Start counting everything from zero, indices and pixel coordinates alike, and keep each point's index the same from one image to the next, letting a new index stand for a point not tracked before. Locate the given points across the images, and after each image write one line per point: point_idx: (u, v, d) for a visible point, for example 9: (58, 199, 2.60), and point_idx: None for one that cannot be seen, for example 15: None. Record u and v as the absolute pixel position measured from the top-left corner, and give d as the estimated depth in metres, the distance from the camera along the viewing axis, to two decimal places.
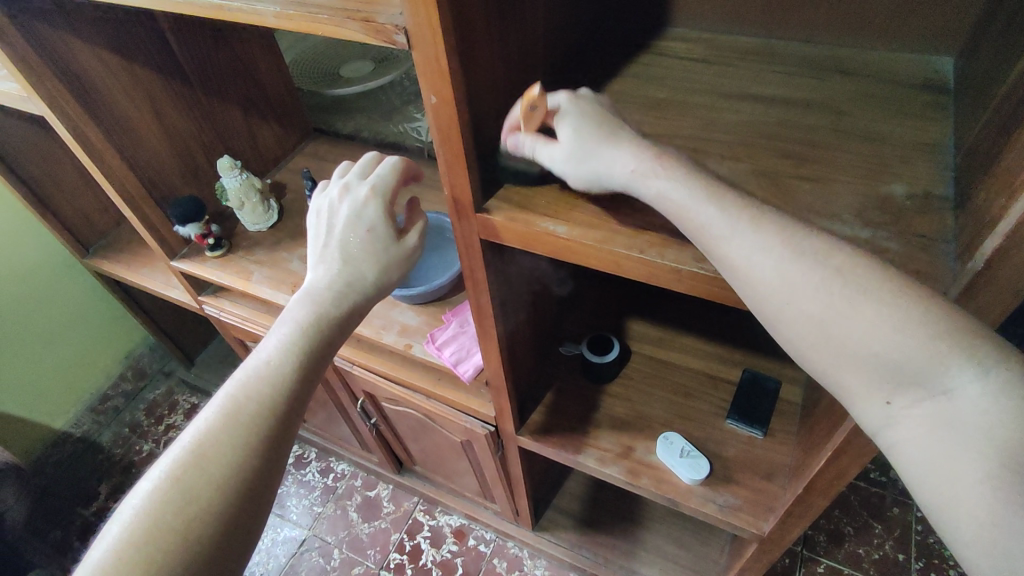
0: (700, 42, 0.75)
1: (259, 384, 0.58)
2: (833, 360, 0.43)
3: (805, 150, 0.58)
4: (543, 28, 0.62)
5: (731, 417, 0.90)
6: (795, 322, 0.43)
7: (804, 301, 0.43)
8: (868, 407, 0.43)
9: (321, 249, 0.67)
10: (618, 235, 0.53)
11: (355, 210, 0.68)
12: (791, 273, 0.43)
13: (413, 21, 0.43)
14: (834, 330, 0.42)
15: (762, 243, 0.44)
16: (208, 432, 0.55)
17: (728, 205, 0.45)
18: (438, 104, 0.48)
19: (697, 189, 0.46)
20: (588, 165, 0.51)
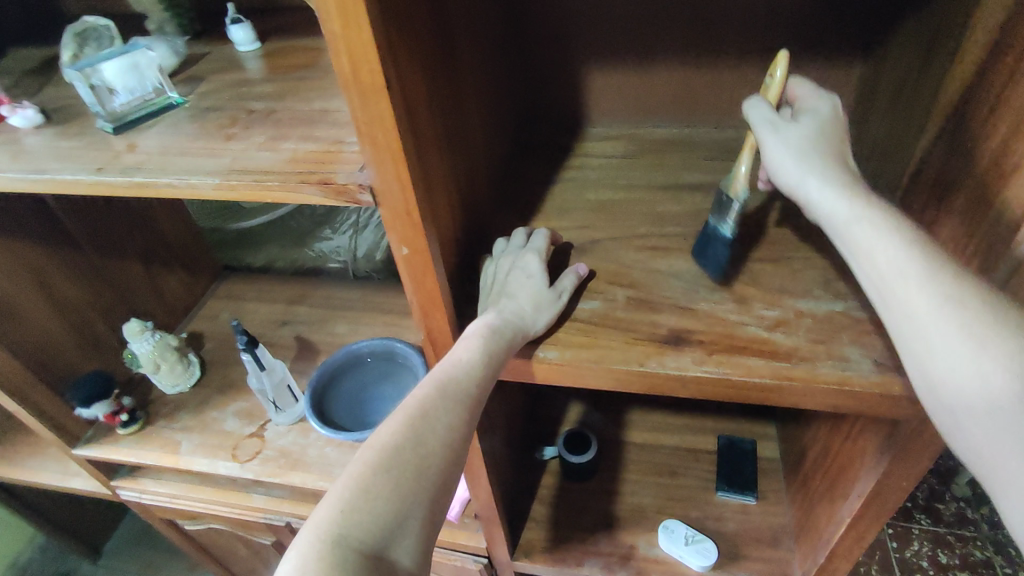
0: (619, 138, 0.79)
1: (460, 378, 0.49)
2: (970, 415, 0.38)
3: (755, 231, 0.61)
4: (482, 152, 0.62)
5: (720, 488, 0.89)
6: (941, 365, 0.39)
7: (959, 345, 0.38)
8: (1010, 480, 0.38)
9: (488, 301, 0.53)
10: (612, 350, 0.51)
11: (523, 258, 0.56)
12: (977, 330, 0.38)
13: (380, 180, 0.41)
14: (979, 375, 0.37)
15: (919, 275, 0.40)
16: (423, 412, 0.48)
17: (899, 243, 0.41)
18: (411, 254, 0.45)
19: (859, 218, 0.42)
20: (808, 161, 0.45)
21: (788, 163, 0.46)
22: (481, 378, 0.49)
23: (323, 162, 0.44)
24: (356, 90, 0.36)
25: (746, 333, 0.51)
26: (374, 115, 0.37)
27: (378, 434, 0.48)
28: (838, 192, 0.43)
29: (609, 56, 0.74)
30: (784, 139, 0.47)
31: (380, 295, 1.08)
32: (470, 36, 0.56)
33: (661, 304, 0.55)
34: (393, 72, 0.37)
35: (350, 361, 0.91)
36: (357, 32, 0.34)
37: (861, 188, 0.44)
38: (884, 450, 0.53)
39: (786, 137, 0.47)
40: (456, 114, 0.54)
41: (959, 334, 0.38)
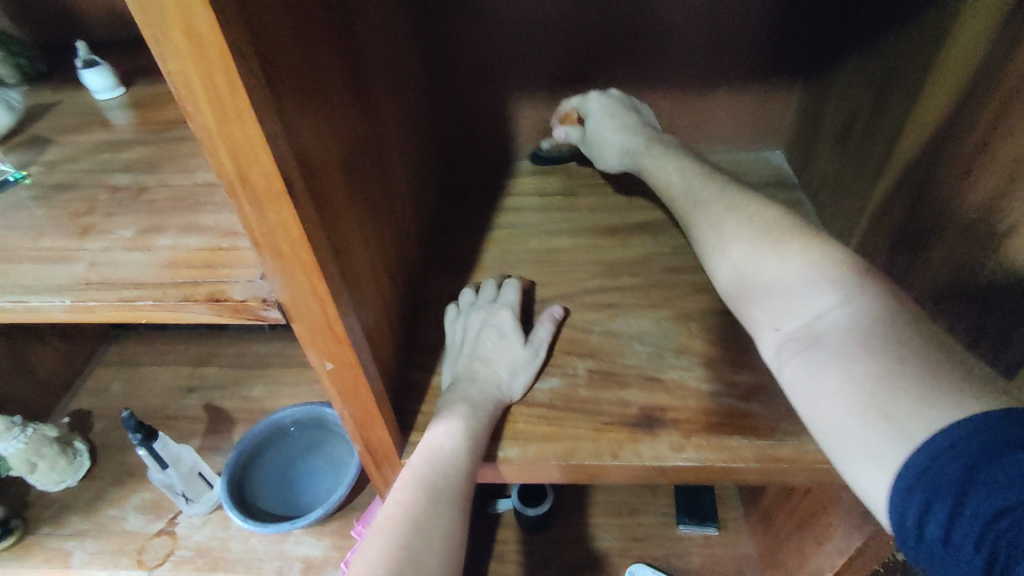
0: (556, 173, 0.72)
1: (444, 478, 0.41)
2: (754, 297, 0.39)
3: (713, 278, 0.57)
4: (410, 210, 0.54)
5: (681, 522, 0.86)
6: (737, 265, 0.40)
7: (712, 240, 0.43)
8: (770, 344, 0.38)
9: (459, 366, 0.49)
10: (580, 442, 0.45)
11: (496, 313, 0.51)
12: (725, 223, 0.42)
13: (291, 294, 0.32)
14: (734, 268, 0.41)
15: (704, 201, 0.45)
16: (413, 522, 0.39)
17: (683, 168, 0.49)
18: (337, 368, 0.37)
19: (654, 174, 0.51)
20: (616, 135, 0.56)
21: (603, 159, 0.58)
22: (468, 464, 0.42)
23: (210, 268, 0.35)
24: (248, 197, 0.28)
25: (722, 406, 0.46)
26: (276, 223, 0.29)
27: (361, 565, 0.37)
28: (634, 157, 0.54)
29: (538, 88, 0.68)
30: (587, 139, 0.59)
31: (302, 347, 0.96)
32: (387, 85, 0.48)
33: (627, 376, 0.49)
34: (295, 168, 0.29)
35: (272, 435, 0.79)
36: (240, 123, 0.25)
37: (654, 138, 0.53)
38: (867, 509, 0.50)
39: (586, 138, 0.60)
40: (378, 180, 0.45)
41: (738, 238, 0.41)
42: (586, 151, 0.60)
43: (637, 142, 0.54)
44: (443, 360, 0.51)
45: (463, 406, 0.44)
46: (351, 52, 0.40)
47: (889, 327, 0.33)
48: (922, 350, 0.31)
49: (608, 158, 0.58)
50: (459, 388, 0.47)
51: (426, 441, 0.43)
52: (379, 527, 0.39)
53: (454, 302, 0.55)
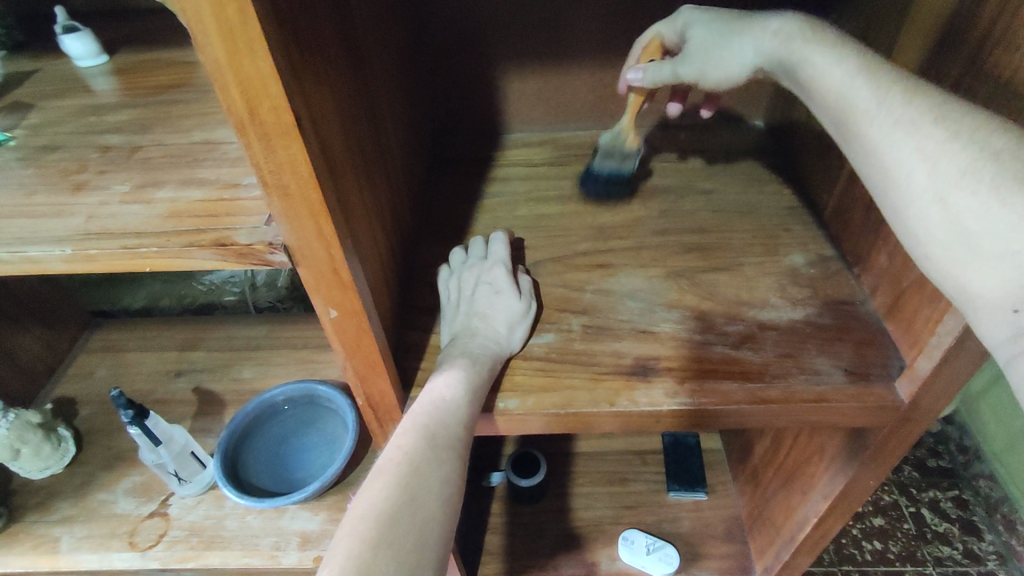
0: (543, 144, 0.73)
1: (443, 424, 0.42)
2: (976, 268, 0.33)
3: (700, 238, 0.59)
4: (402, 175, 0.55)
5: (671, 488, 0.88)
6: (958, 216, 0.34)
7: (916, 181, 0.35)
8: (1000, 322, 0.33)
9: (456, 325, 0.49)
10: (577, 391, 0.46)
11: (488, 271, 0.52)
12: (939, 158, 0.34)
13: (297, 237, 0.32)
14: (944, 224, 0.34)
15: (906, 118, 0.36)
16: (412, 465, 0.40)
17: (856, 59, 0.38)
18: (341, 317, 0.37)
19: (812, 66, 0.40)
20: (744, 31, 0.45)
21: (722, 62, 0.47)
22: (467, 411, 0.43)
23: (211, 217, 0.35)
24: (257, 133, 0.28)
25: (712, 354, 0.48)
26: (285, 161, 0.29)
27: (361, 504, 0.38)
28: (785, 42, 0.42)
29: (523, 57, 0.69)
30: (685, 58, 0.48)
31: (289, 329, 0.96)
32: (376, 44, 0.48)
33: (620, 330, 0.50)
34: (301, 106, 0.29)
35: (264, 413, 0.79)
36: (250, 56, 0.26)
37: (806, 18, 0.42)
38: (851, 453, 0.52)
39: (683, 57, 0.49)
40: (373, 139, 0.46)
41: (963, 181, 0.33)
42: (683, 72, 0.48)
43: (790, 23, 0.42)
44: (440, 320, 0.52)
45: (464, 360, 0.45)
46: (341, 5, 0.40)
47: None
48: None
49: (727, 59, 0.46)
50: (458, 344, 0.47)
51: (426, 393, 0.44)
52: (380, 470, 0.40)
53: (447, 263, 0.55)
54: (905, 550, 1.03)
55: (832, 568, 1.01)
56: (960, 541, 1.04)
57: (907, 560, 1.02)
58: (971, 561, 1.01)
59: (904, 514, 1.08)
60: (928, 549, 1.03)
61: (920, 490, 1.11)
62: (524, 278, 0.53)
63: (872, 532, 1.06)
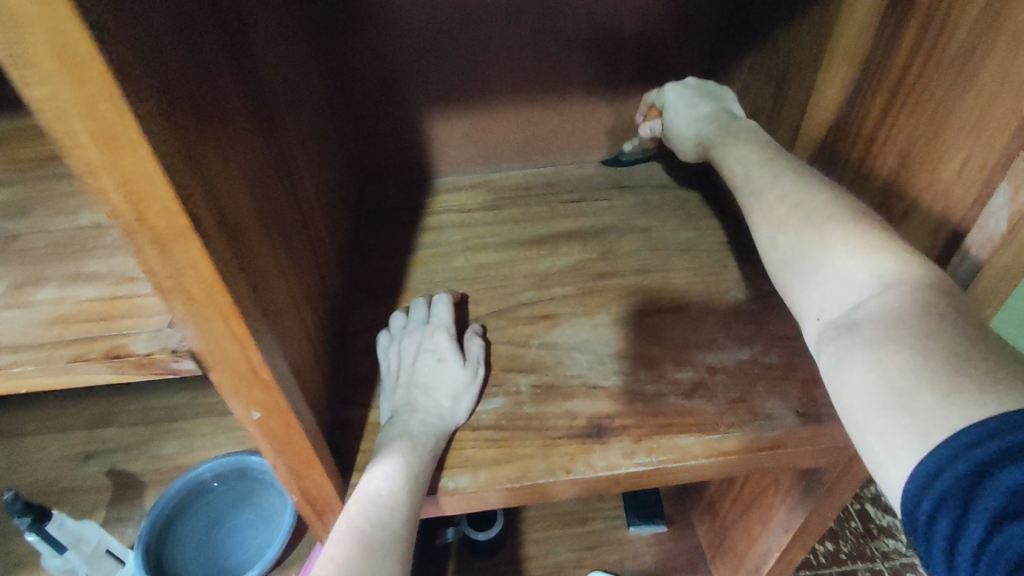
0: (475, 187, 0.71)
1: (381, 523, 0.38)
2: (796, 289, 0.39)
3: (642, 279, 0.58)
4: (328, 236, 0.51)
5: (632, 523, 0.87)
6: (787, 248, 0.40)
7: (762, 226, 0.42)
8: (810, 333, 0.39)
9: (397, 399, 0.46)
10: (532, 460, 0.44)
11: (430, 336, 0.49)
12: (776, 205, 0.42)
13: (204, 341, 0.28)
14: (778, 258, 0.41)
15: (761, 181, 0.43)
16: (347, 573, 0.36)
17: (746, 146, 0.46)
18: (265, 418, 0.33)
19: (721, 152, 0.48)
20: (688, 122, 0.54)
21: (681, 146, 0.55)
22: (409, 502, 0.39)
23: (106, 321, 0.31)
24: (147, 236, 0.24)
25: (666, 406, 0.47)
26: (184, 264, 0.25)
27: None
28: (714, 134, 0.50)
29: (449, 100, 0.67)
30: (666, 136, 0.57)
31: (215, 394, 0.88)
32: (290, 103, 0.45)
33: (571, 387, 0.48)
34: (200, 198, 0.25)
35: (192, 493, 0.72)
36: (129, 153, 0.22)
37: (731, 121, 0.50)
38: (806, 488, 0.52)
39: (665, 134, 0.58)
40: (292, 207, 0.42)
41: (787, 223, 0.40)
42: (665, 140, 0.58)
43: (716, 123, 0.51)
44: (379, 393, 0.49)
45: (405, 440, 0.42)
46: (247, 70, 0.37)
47: (933, 321, 0.33)
48: (964, 348, 0.31)
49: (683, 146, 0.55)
50: (399, 421, 0.44)
51: (363, 484, 0.40)
52: None
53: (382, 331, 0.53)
54: (856, 550, 1.06)
55: (791, 573, 1.03)
56: (902, 533, 1.08)
57: (858, 558, 1.05)
58: (914, 551, 1.06)
59: (850, 513, 1.11)
60: (875, 545, 1.07)
61: (863, 487, 1.15)
62: (469, 342, 0.51)
63: (825, 534, 1.08)
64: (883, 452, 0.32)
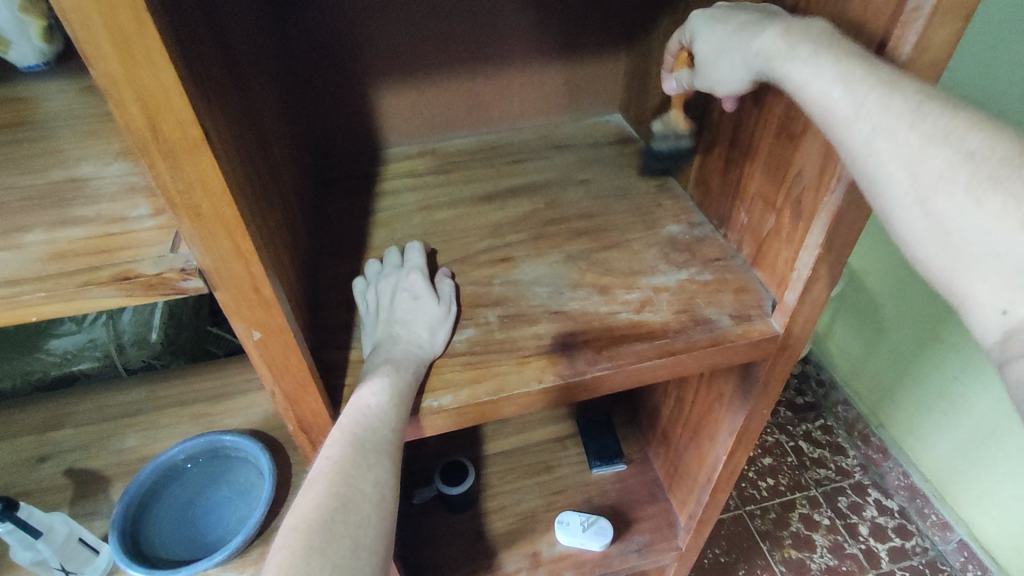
0: (423, 156, 0.75)
1: (371, 430, 0.42)
2: (962, 272, 0.34)
3: (588, 222, 0.63)
4: (293, 195, 0.54)
5: (593, 465, 0.93)
6: (947, 208, 0.34)
7: (897, 175, 0.35)
8: (988, 326, 0.34)
9: (379, 334, 0.49)
10: (507, 376, 0.48)
11: (405, 278, 0.53)
12: (917, 159, 0.35)
13: (211, 257, 0.31)
14: (931, 232, 0.35)
15: (880, 122, 0.35)
16: (343, 471, 0.40)
17: (841, 65, 0.36)
18: (265, 338, 0.36)
19: (787, 71, 0.39)
20: (737, 43, 0.42)
21: (722, 79, 0.45)
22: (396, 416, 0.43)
23: (107, 253, 0.33)
24: (162, 148, 0.27)
25: (620, 322, 0.52)
26: (195, 177, 0.28)
27: (293, 515, 0.38)
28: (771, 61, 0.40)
29: (394, 72, 0.70)
30: (699, 74, 0.46)
31: (172, 385, 0.87)
32: (251, 64, 0.47)
33: (534, 314, 0.53)
34: (204, 116, 0.28)
35: (165, 476, 0.73)
36: (149, 65, 0.25)
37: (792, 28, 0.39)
38: (746, 389, 0.59)
39: (699, 71, 0.46)
40: (264, 159, 0.45)
41: (941, 182, 0.34)
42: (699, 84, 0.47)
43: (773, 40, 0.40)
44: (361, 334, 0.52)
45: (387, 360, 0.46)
46: (218, 28, 0.39)
47: None
48: None
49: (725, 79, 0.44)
50: (382, 351, 0.48)
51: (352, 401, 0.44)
52: (310, 483, 0.40)
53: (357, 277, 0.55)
54: (792, 481, 1.18)
55: (738, 511, 1.14)
56: (831, 461, 1.22)
57: (795, 488, 1.17)
58: (841, 476, 1.19)
59: (787, 450, 1.23)
60: (809, 475, 1.19)
61: (794, 426, 1.27)
62: (440, 282, 0.54)
63: (763, 472, 1.20)
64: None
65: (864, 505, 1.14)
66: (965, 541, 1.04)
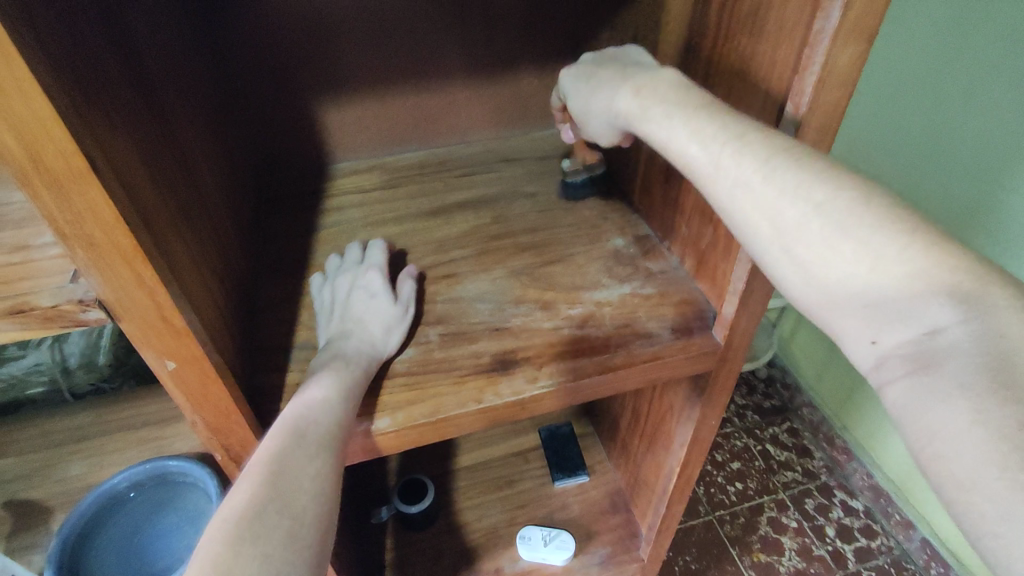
0: (372, 171, 0.74)
1: (316, 424, 0.41)
2: (835, 308, 0.35)
3: (534, 236, 0.63)
4: (226, 216, 0.53)
5: (556, 478, 0.92)
6: (804, 251, 0.36)
7: (762, 221, 0.37)
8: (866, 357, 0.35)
9: (331, 328, 0.50)
10: (445, 396, 0.48)
11: (362, 276, 0.54)
12: (774, 207, 0.37)
13: (112, 287, 0.30)
14: (803, 274, 0.36)
15: (736, 174, 0.38)
16: (281, 460, 0.39)
17: (691, 122, 0.40)
18: (180, 368, 0.35)
19: (650, 130, 0.42)
20: (603, 99, 0.46)
21: (599, 133, 0.49)
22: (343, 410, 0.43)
23: (4, 286, 0.31)
24: (44, 181, 0.26)
25: (561, 337, 0.52)
26: (84, 207, 0.27)
27: (225, 507, 0.37)
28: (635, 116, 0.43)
29: (336, 87, 0.69)
30: (584, 125, 0.51)
31: (119, 410, 0.84)
32: (174, 83, 0.46)
33: (476, 332, 0.53)
34: (94, 147, 0.27)
35: (109, 505, 0.70)
36: (20, 99, 0.24)
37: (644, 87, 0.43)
38: (693, 399, 0.60)
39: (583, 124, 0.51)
40: (187, 182, 0.44)
41: (799, 232, 0.36)
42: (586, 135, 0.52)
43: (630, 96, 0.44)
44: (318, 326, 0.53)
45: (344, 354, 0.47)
46: (127, 47, 0.38)
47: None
48: None
49: (601, 131, 0.49)
50: (333, 345, 0.49)
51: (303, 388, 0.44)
52: (246, 473, 0.39)
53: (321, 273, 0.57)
54: (761, 484, 1.19)
55: (708, 516, 1.14)
56: (800, 463, 1.23)
57: (763, 492, 1.18)
58: (809, 478, 1.20)
59: (755, 453, 1.24)
60: (778, 478, 1.20)
61: (762, 429, 1.29)
62: (402, 279, 0.55)
63: (732, 476, 1.20)
64: (959, 477, 0.29)
65: (831, 507, 1.16)
66: (928, 540, 1.05)
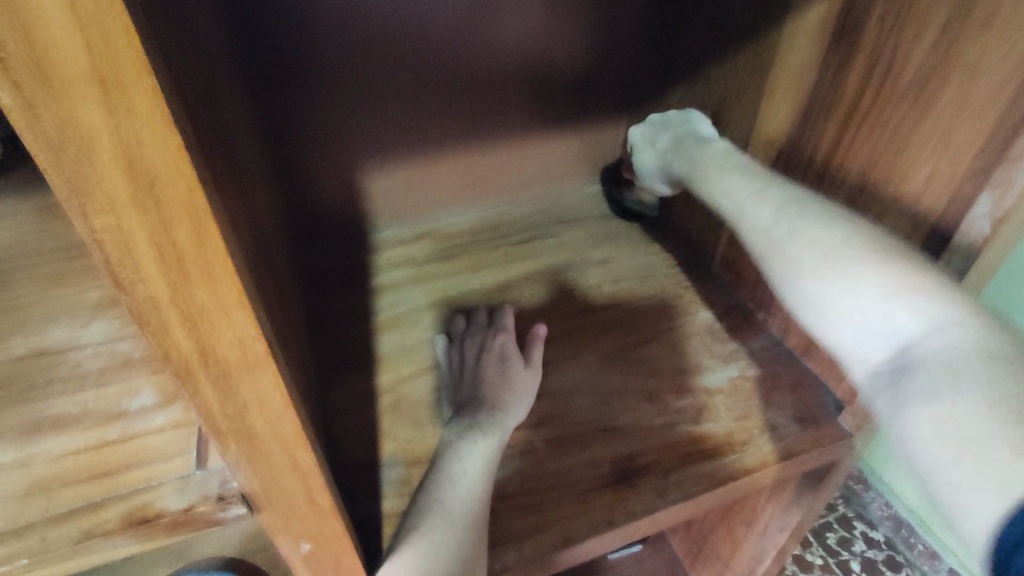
0: (419, 239, 0.68)
1: (452, 531, 0.39)
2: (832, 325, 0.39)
3: (616, 311, 0.58)
4: (299, 315, 0.46)
5: (611, 549, 0.86)
6: (806, 279, 0.40)
7: (794, 248, 0.40)
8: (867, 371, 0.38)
9: (461, 395, 0.49)
10: (572, 519, 0.42)
11: (490, 340, 0.52)
12: (823, 240, 0.39)
13: (264, 480, 0.24)
14: (822, 291, 0.39)
15: (801, 216, 0.40)
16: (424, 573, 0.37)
17: (808, 210, 0.40)
18: (317, 548, 0.29)
19: (749, 211, 0.43)
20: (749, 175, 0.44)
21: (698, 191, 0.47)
22: (476, 509, 0.40)
23: (108, 477, 0.24)
24: (212, 374, 0.20)
25: (681, 436, 0.47)
26: (251, 398, 0.21)
27: None
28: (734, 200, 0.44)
29: (387, 153, 0.63)
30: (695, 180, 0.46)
31: None
32: (254, 173, 0.40)
33: (586, 434, 0.47)
34: (263, 318, 0.21)
35: None
36: (206, 287, 0.18)
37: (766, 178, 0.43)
38: (799, 485, 0.55)
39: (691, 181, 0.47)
40: (280, 294, 0.37)
41: (822, 258, 0.39)
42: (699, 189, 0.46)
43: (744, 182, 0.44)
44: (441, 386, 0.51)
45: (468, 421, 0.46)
46: (239, 152, 0.33)
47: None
48: None
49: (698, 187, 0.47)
50: (463, 415, 0.46)
51: (439, 461, 0.43)
52: None
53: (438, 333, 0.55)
54: None
55: None
56: None
57: None
58: None
59: None
60: None
61: None
62: (532, 343, 0.53)
63: None
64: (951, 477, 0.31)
65: None
66: None
